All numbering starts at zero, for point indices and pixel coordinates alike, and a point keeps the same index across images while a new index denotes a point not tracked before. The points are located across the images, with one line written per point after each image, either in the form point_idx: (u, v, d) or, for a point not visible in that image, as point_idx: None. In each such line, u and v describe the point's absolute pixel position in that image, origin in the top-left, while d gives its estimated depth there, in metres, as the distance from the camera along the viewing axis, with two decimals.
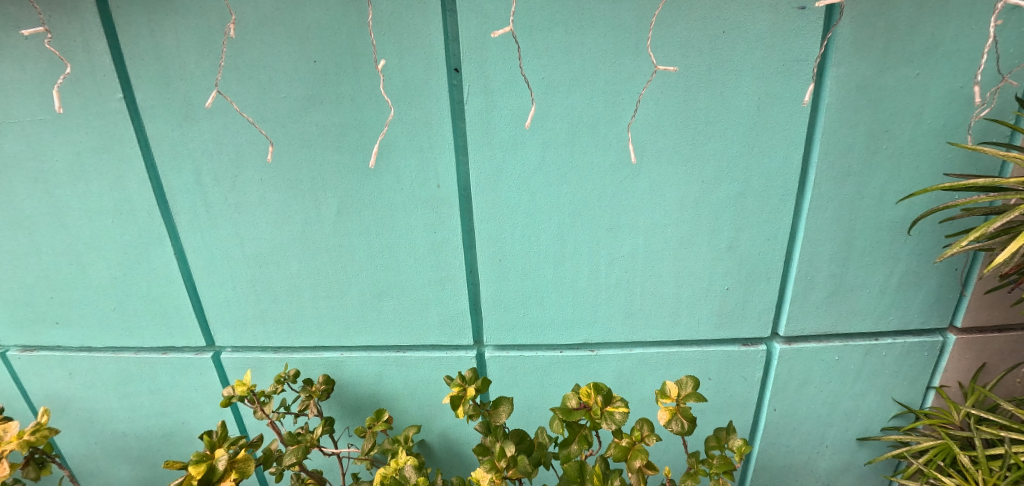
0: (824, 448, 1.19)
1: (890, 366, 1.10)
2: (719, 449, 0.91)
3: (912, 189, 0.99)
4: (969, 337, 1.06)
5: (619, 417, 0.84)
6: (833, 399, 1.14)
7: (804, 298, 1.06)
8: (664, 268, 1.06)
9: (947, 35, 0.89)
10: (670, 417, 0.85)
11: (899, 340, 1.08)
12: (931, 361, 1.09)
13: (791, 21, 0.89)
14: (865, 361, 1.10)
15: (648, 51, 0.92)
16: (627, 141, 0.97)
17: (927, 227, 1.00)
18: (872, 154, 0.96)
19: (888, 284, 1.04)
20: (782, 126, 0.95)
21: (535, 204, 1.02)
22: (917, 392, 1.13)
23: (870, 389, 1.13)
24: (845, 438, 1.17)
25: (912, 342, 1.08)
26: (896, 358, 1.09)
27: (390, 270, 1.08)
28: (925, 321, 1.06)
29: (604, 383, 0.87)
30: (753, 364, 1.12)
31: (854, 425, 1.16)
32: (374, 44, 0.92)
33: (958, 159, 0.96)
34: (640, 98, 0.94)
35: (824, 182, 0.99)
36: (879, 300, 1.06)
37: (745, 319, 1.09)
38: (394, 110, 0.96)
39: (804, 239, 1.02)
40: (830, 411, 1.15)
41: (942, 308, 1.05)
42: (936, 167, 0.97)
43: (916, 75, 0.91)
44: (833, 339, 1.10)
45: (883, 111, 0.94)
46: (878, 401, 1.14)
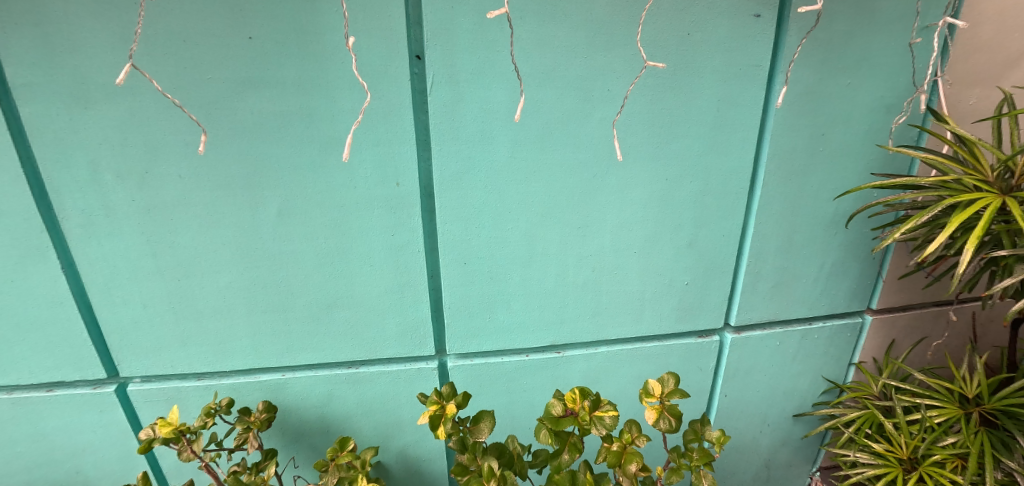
0: (765, 427, 1.29)
1: (820, 347, 1.22)
2: (696, 442, 0.92)
3: (844, 187, 1.08)
4: (883, 317, 1.20)
5: (609, 421, 0.81)
6: (772, 382, 1.23)
7: (753, 289, 1.13)
8: (631, 267, 1.05)
9: (875, 48, 0.98)
10: (658, 416, 0.85)
11: (828, 322, 1.20)
12: (852, 340, 1.22)
13: (747, 28, 0.92)
14: (800, 344, 1.20)
15: (637, 46, 0.90)
16: (612, 139, 0.95)
17: (856, 222, 1.11)
18: (813, 156, 1.04)
19: (821, 274, 1.14)
20: (739, 127, 0.98)
21: (503, 203, 0.96)
22: (840, 369, 1.26)
23: (802, 369, 1.24)
24: (782, 415, 1.28)
25: (837, 325, 1.20)
26: (825, 339, 1.21)
27: (342, 278, 0.96)
28: (848, 305, 1.18)
29: (589, 388, 0.84)
30: (708, 354, 1.17)
31: (789, 403, 1.27)
32: (346, 16, 0.81)
33: (880, 159, 1.07)
34: (628, 94, 0.92)
35: (772, 181, 1.04)
36: (813, 289, 1.15)
37: (702, 313, 1.12)
38: (369, 96, 0.85)
39: (754, 234, 1.08)
40: (770, 392, 1.25)
41: (862, 293, 1.18)
42: (862, 167, 1.07)
43: (848, 83, 1.00)
44: (774, 325, 1.19)
45: (823, 116, 1.01)
46: (809, 379, 1.25)
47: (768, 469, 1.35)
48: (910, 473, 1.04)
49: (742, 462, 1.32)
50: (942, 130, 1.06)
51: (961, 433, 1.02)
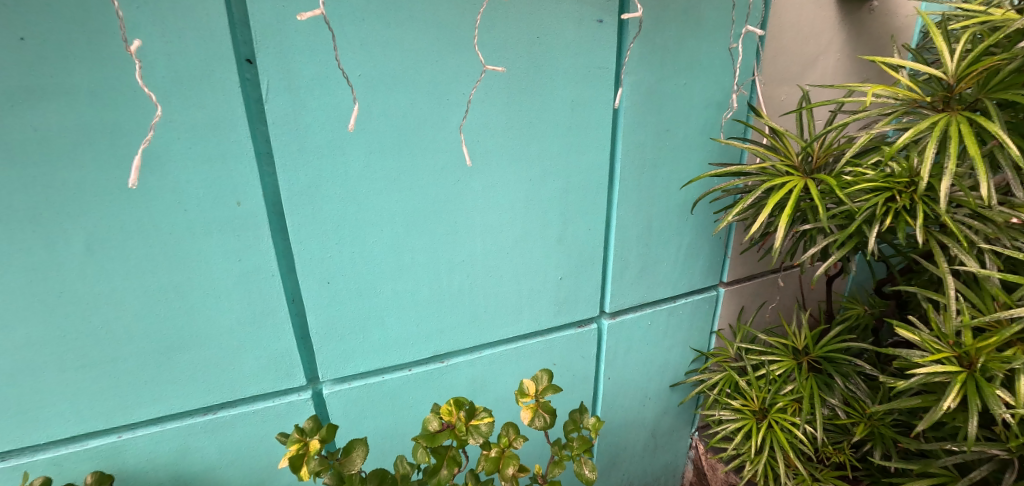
0: (646, 401, 1.38)
1: (685, 322, 1.33)
2: (576, 432, 0.84)
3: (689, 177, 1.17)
4: (733, 288, 1.34)
5: (486, 429, 0.71)
6: (646, 360, 1.32)
7: (621, 277, 1.19)
8: (506, 268, 1.03)
9: (703, 51, 1.07)
10: (533, 414, 0.78)
11: (690, 298, 1.31)
12: (710, 312, 1.35)
13: (591, 33, 0.94)
14: (666, 323, 1.30)
15: (473, 49, 0.86)
16: (459, 143, 0.90)
17: (703, 209, 1.21)
18: (661, 149, 1.11)
19: (679, 256, 1.24)
20: (593, 125, 1.01)
21: (363, 217, 0.88)
22: (702, 340, 1.38)
23: (671, 345, 1.34)
24: (657, 389, 1.38)
25: (697, 299, 1.31)
26: (689, 314, 1.32)
27: (181, 317, 0.83)
28: (702, 283, 1.30)
29: (465, 395, 0.73)
30: (588, 342, 1.21)
31: (663, 376, 1.37)
32: (120, 19, 0.68)
33: (717, 150, 1.18)
34: (470, 100, 0.89)
35: (629, 175, 1.10)
36: (674, 270, 1.25)
37: (578, 304, 1.16)
38: (159, 111, 0.73)
39: (617, 225, 1.13)
40: (646, 370, 1.33)
41: (714, 270, 1.30)
42: (703, 158, 1.17)
43: (685, 83, 1.08)
44: (645, 306, 1.27)
45: (666, 112, 1.08)
46: (676, 353, 1.36)
47: (654, 437, 1.46)
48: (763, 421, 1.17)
49: (631, 437, 1.40)
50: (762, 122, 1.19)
51: (795, 382, 1.15)
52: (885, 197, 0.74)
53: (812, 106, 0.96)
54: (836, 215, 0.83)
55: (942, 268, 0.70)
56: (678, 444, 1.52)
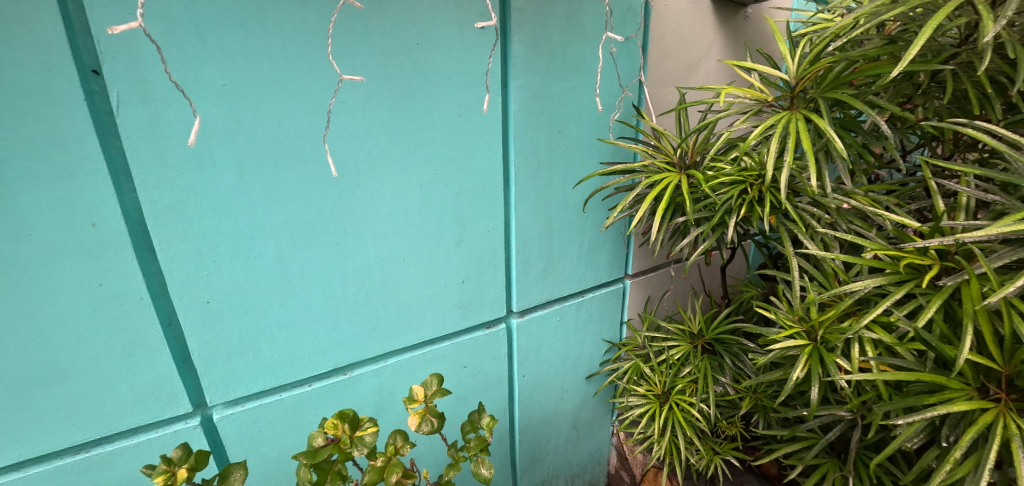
0: (564, 394, 1.42)
1: (593, 316, 1.38)
2: (473, 433, 0.83)
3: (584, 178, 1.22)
4: (638, 279, 1.40)
5: (370, 439, 0.70)
6: (558, 356, 1.35)
7: (525, 276, 1.21)
8: (404, 275, 1.02)
9: (587, 56, 1.11)
10: (420, 420, 0.71)
11: (596, 292, 1.36)
12: (617, 304, 1.41)
13: (473, 39, 0.96)
14: (574, 318, 1.34)
15: (329, 62, 0.84)
16: (323, 153, 0.87)
17: (600, 206, 1.26)
18: (553, 151, 1.15)
19: (582, 253, 1.28)
20: (482, 130, 1.03)
21: (242, 231, 0.84)
22: (611, 331, 1.44)
23: (581, 338, 1.38)
24: (571, 382, 1.42)
25: (603, 293, 1.37)
26: (596, 307, 1.37)
27: (35, 352, 0.76)
28: (606, 277, 1.35)
29: (349, 407, 0.71)
30: (498, 341, 1.23)
31: (576, 369, 1.41)
32: None
33: (609, 150, 1.23)
34: (330, 109, 0.86)
35: (524, 177, 1.12)
36: (578, 266, 1.29)
37: (483, 306, 1.17)
38: None
39: (516, 226, 1.15)
40: (559, 365, 1.37)
41: (617, 264, 1.35)
42: (596, 157, 1.22)
43: (571, 87, 1.12)
44: (552, 303, 1.30)
45: (555, 115, 1.12)
46: (587, 345, 1.40)
47: (576, 428, 1.50)
48: (666, 401, 1.25)
49: (552, 431, 1.44)
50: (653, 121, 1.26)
51: (691, 364, 1.23)
52: (737, 190, 0.81)
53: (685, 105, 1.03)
54: (704, 207, 0.90)
55: (788, 251, 0.77)
56: (599, 432, 1.57)
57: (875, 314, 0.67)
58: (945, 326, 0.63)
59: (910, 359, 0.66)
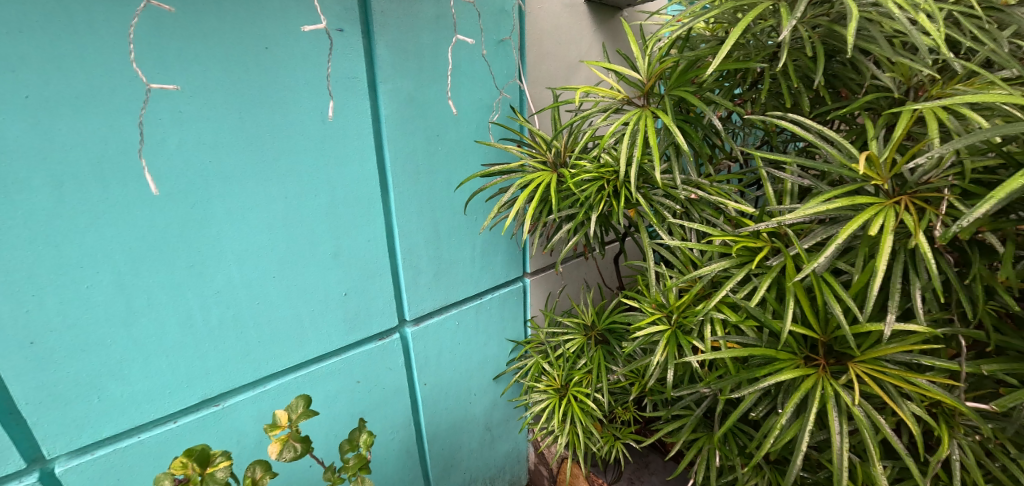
0: (473, 397, 1.41)
1: (494, 316, 1.38)
2: (352, 452, 0.80)
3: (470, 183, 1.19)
4: (537, 276, 1.42)
5: (222, 475, 0.66)
6: (460, 360, 1.34)
7: (415, 283, 1.17)
8: (275, 292, 0.94)
9: (461, 58, 1.09)
10: (282, 448, 0.68)
11: (494, 293, 1.36)
12: (519, 302, 1.42)
13: (331, 42, 0.89)
14: (473, 320, 1.33)
15: (131, 68, 0.73)
16: (141, 171, 0.77)
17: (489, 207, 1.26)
18: (433, 154, 1.10)
19: (475, 255, 1.27)
20: (350, 137, 0.95)
21: (69, 261, 0.75)
22: (513, 329, 1.44)
23: (483, 340, 1.37)
24: (476, 385, 1.41)
25: (502, 293, 1.37)
26: (494, 307, 1.37)
27: None
28: (503, 277, 1.35)
29: (200, 442, 0.66)
30: (393, 352, 1.18)
31: (479, 371, 1.40)
32: None
33: (493, 153, 1.20)
34: (141, 120, 0.75)
35: (403, 182, 1.08)
36: (472, 269, 1.28)
37: (372, 317, 1.11)
38: None
39: (400, 233, 1.10)
40: (461, 369, 1.35)
41: (514, 264, 1.37)
42: (481, 159, 1.19)
43: (447, 89, 1.08)
44: (449, 307, 1.28)
45: (432, 118, 1.08)
46: (489, 346, 1.40)
47: (489, 430, 1.49)
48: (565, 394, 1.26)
49: (464, 435, 1.42)
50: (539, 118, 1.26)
51: (586, 356, 1.25)
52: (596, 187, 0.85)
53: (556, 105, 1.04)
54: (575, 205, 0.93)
55: (645, 242, 0.82)
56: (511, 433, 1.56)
57: (721, 295, 0.72)
58: (776, 303, 0.69)
59: (753, 334, 0.72)
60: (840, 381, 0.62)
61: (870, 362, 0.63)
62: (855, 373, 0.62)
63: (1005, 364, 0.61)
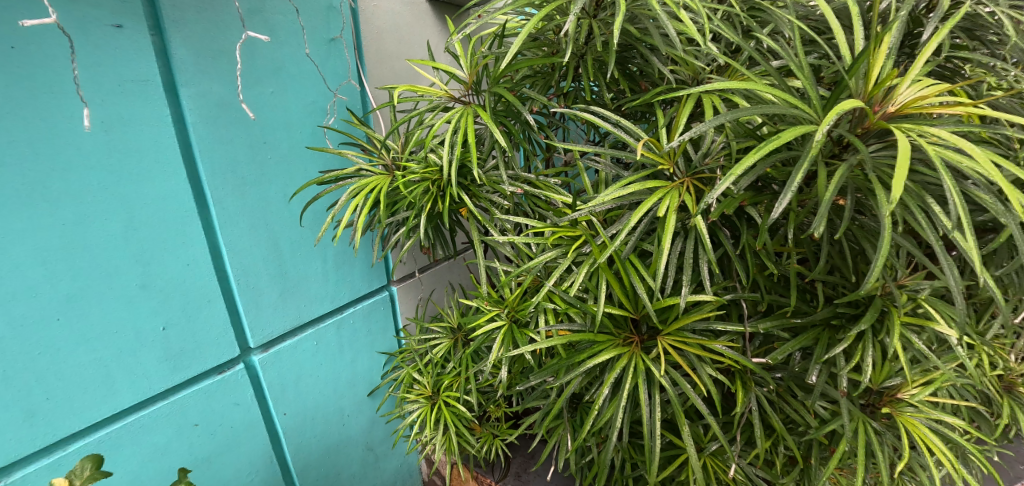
0: (346, 417, 1.20)
1: (361, 329, 1.19)
2: None
3: (312, 194, 1.02)
4: (404, 284, 1.25)
5: None
6: (327, 383, 1.15)
7: (257, 303, 0.98)
8: (66, 335, 0.77)
9: (285, 60, 0.93)
10: None
11: (358, 305, 1.17)
12: (387, 312, 1.23)
13: (104, 40, 0.74)
14: (339, 336, 1.14)
15: None
16: None
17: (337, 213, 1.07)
18: (261, 165, 0.94)
19: (328, 266, 1.08)
20: (142, 150, 0.80)
21: None
22: (386, 341, 1.25)
23: (353, 355, 1.18)
24: (354, 402, 1.22)
25: (367, 305, 1.18)
26: (360, 322, 1.18)
27: None
28: (367, 286, 1.17)
29: None
30: (240, 385, 0.99)
31: (352, 391, 1.20)
32: None
33: (338, 161, 1.05)
34: None
35: (225, 196, 0.90)
36: (325, 282, 1.08)
37: (202, 348, 0.92)
38: None
39: (229, 251, 0.92)
40: (329, 391, 1.15)
41: (376, 274, 1.18)
42: (327, 166, 1.04)
43: (271, 93, 0.93)
44: (306, 327, 1.09)
45: (255, 127, 0.92)
46: (363, 360, 1.21)
47: (373, 449, 1.28)
48: (435, 401, 1.04)
49: (341, 464, 1.21)
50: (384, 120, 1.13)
51: (452, 358, 1.02)
52: (422, 188, 0.87)
53: (393, 105, 0.94)
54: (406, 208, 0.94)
55: (474, 240, 0.87)
56: (401, 456, 1.36)
57: (548, 285, 0.77)
58: (594, 286, 0.77)
59: (580, 320, 0.79)
60: (650, 356, 0.72)
61: (674, 334, 0.73)
62: (662, 345, 0.72)
63: (776, 321, 0.70)
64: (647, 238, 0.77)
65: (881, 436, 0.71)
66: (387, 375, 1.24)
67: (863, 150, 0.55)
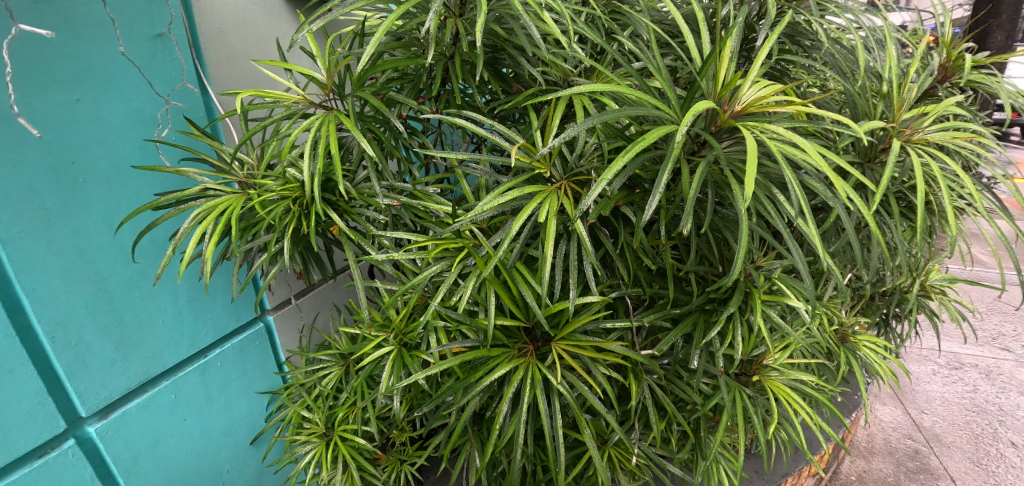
0: (228, 475, 1.02)
1: (234, 371, 1.01)
2: None
3: (148, 220, 0.85)
4: (282, 311, 1.08)
5: None
6: (196, 439, 0.96)
7: (84, 362, 0.80)
8: None
9: (92, 60, 0.77)
10: None
11: (227, 344, 0.99)
12: (265, 346, 1.06)
13: None
14: (205, 383, 0.96)
15: None
16: None
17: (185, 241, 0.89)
18: (70, 191, 0.76)
19: (178, 304, 0.91)
20: None
21: None
22: (268, 379, 1.08)
23: (227, 401, 1.01)
24: (238, 452, 1.04)
25: (238, 342, 1.01)
26: (231, 365, 1.00)
27: None
28: (235, 321, 1.00)
29: None
30: (74, 465, 0.80)
31: (233, 440, 1.02)
32: None
33: (179, 181, 0.89)
34: None
35: (18, 234, 0.72)
36: (178, 324, 0.91)
37: (9, 429, 0.73)
38: None
39: (35, 303, 0.74)
40: (198, 449, 0.96)
41: (244, 305, 1.01)
42: (166, 187, 0.88)
43: (75, 101, 0.76)
44: (158, 380, 0.91)
45: (56, 145, 0.74)
46: (243, 405, 1.04)
47: None
48: (331, 437, 0.95)
49: None
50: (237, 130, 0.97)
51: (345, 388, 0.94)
52: (281, 206, 0.77)
53: (241, 113, 0.82)
54: (263, 232, 0.82)
55: (351, 262, 0.79)
56: None
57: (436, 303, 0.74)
58: (483, 299, 0.75)
59: (473, 336, 0.77)
60: (545, 365, 0.72)
61: (566, 338, 0.74)
62: (557, 352, 0.73)
63: (658, 313, 0.74)
64: (532, 244, 0.77)
65: (754, 401, 0.80)
66: (272, 416, 1.07)
67: (717, 148, 0.60)
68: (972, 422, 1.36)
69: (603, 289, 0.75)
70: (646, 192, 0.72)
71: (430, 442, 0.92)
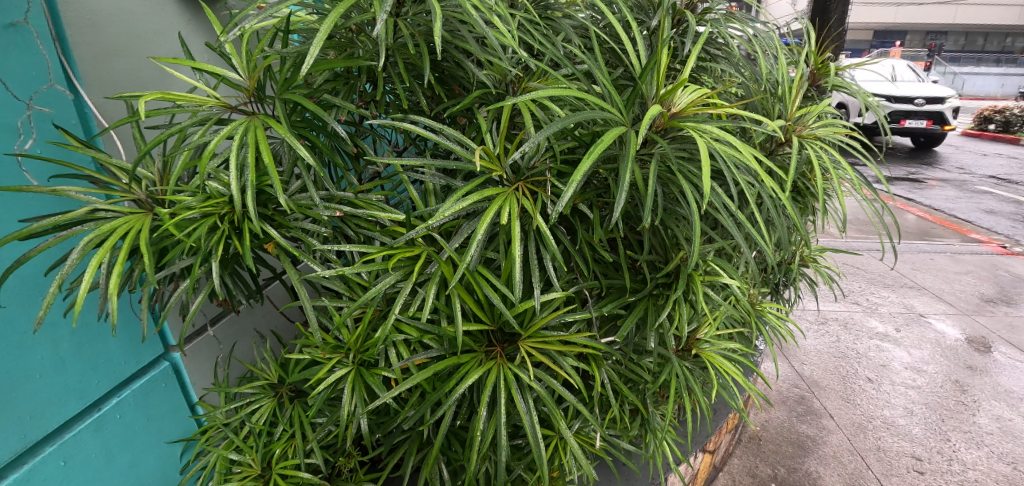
0: None
1: (137, 421, 0.86)
2: None
3: (15, 253, 0.70)
4: (193, 344, 0.93)
5: None
6: None
7: None
8: None
9: None
10: None
11: (126, 391, 0.84)
12: (173, 387, 0.91)
13: None
14: (100, 440, 0.81)
15: None
16: None
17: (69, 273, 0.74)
18: None
19: (59, 351, 0.75)
20: None
21: None
22: (181, 424, 0.93)
23: (132, 457, 0.86)
24: None
25: (140, 387, 0.86)
26: (134, 415, 0.85)
27: None
28: (135, 363, 0.85)
29: None
30: None
31: None
32: None
33: (52, 203, 0.74)
34: None
35: None
36: (60, 374, 0.75)
37: None
38: None
39: None
40: None
41: (142, 344, 0.86)
42: (36, 211, 0.72)
43: None
44: (42, 446, 0.74)
45: None
46: (151, 460, 0.89)
47: None
48: (267, 478, 0.85)
49: None
50: (122, 140, 0.83)
51: (280, 419, 0.86)
52: (206, 225, 0.67)
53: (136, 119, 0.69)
54: (188, 256, 0.72)
55: (293, 280, 0.70)
56: None
57: (396, 315, 0.69)
58: (446, 307, 0.73)
59: (436, 345, 0.75)
60: (516, 363, 0.71)
61: (532, 336, 0.74)
62: (526, 350, 0.73)
63: (615, 301, 0.80)
64: (489, 246, 0.76)
65: (692, 372, 0.88)
66: (191, 466, 0.93)
67: (666, 145, 0.65)
68: (838, 366, 1.64)
69: (563, 285, 0.77)
70: (598, 189, 0.75)
71: (387, 461, 0.87)
